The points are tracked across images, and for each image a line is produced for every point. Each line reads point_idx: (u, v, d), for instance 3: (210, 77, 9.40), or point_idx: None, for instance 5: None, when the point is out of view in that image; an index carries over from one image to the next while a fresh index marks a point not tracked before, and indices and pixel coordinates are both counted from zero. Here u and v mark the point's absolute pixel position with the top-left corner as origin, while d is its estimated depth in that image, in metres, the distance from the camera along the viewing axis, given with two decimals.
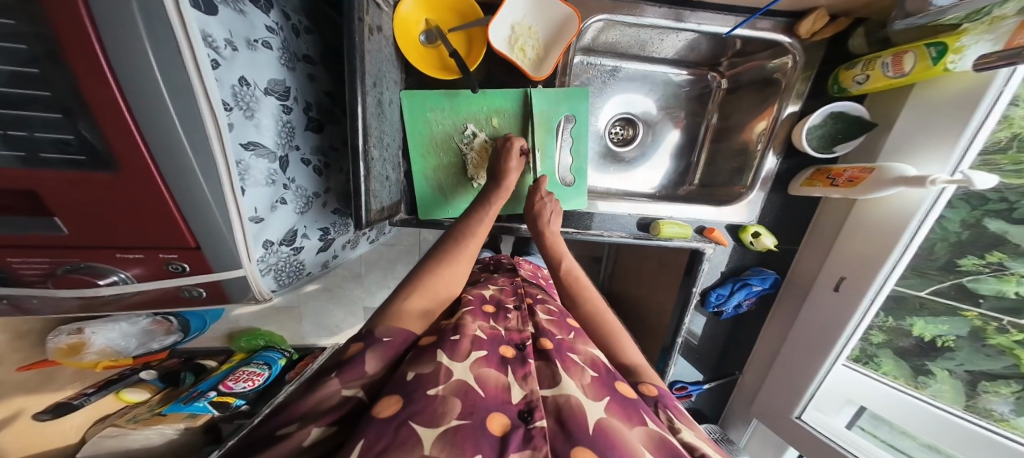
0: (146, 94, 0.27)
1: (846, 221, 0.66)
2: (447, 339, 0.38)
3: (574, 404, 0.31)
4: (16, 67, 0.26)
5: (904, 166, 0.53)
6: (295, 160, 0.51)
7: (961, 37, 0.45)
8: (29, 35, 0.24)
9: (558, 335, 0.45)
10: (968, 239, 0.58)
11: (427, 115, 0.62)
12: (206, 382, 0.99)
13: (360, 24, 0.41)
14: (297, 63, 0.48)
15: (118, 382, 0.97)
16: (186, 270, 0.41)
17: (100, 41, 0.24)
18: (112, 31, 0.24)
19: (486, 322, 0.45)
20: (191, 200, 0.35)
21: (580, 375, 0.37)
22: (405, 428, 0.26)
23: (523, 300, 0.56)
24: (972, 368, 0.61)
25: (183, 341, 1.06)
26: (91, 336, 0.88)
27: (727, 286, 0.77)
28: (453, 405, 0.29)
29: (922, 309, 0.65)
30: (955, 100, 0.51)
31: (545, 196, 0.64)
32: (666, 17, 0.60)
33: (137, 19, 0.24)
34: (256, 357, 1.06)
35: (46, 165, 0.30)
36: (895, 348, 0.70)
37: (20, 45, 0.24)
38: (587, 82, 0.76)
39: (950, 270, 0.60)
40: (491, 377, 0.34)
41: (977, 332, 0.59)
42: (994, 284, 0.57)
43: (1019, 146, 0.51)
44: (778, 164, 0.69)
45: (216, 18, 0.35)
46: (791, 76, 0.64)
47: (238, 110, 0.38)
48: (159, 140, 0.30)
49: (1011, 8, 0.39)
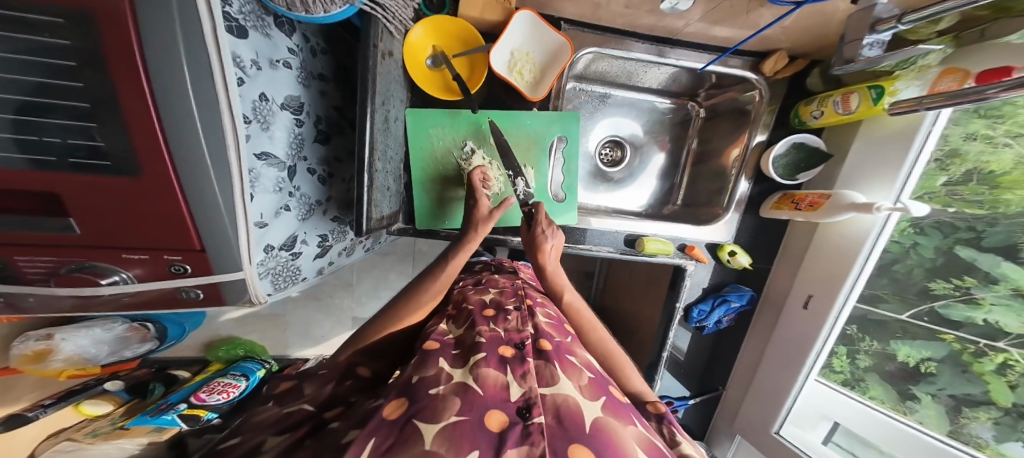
0: (176, 106, 0.30)
1: (809, 244, 0.72)
2: (449, 351, 0.42)
3: (572, 404, 0.34)
4: (60, 80, 0.28)
5: (855, 194, 0.60)
6: (302, 170, 0.53)
7: (895, 82, 0.52)
8: (76, 53, 0.27)
9: (557, 337, 0.48)
10: (943, 265, 0.63)
11: (430, 131, 0.66)
12: (178, 394, 0.96)
13: (375, 49, 0.46)
14: (312, 80, 0.52)
15: (79, 393, 0.93)
16: (188, 271, 0.43)
17: (143, 58, 0.27)
18: (157, 48, 0.27)
19: (487, 326, 0.48)
20: (203, 204, 0.37)
21: (578, 376, 0.39)
22: (410, 425, 0.28)
23: (523, 301, 0.58)
24: (954, 393, 0.64)
25: (157, 349, 1.04)
26: (60, 343, 0.86)
27: (709, 302, 0.80)
28: (452, 403, 0.31)
29: (903, 333, 0.69)
30: (899, 134, 0.57)
31: (545, 230, 0.61)
32: (649, 52, 0.67)
33: (179, 38, 0.28)
34: (234, 368, 1.03)
35: (56, 167, 0.31)
36: (882, 372, 0.73)
37: (69, 62, 0.27)
38: (579, 106, 0.81)
39: (926, 294, 0.65)
40: (491, 377, 0.36)
41: (956, 355, 0.63)
42: (966, 310, 0.61)
43: (979, 179, 0.59)
44: (750, 188, 0.75)
45: (246, 41, 0.38)
46: (759, 108, 0.71)
47: (255, 123, 0.41)
48: (182, 148, 0.32)
49: (935, 59, 0.49)
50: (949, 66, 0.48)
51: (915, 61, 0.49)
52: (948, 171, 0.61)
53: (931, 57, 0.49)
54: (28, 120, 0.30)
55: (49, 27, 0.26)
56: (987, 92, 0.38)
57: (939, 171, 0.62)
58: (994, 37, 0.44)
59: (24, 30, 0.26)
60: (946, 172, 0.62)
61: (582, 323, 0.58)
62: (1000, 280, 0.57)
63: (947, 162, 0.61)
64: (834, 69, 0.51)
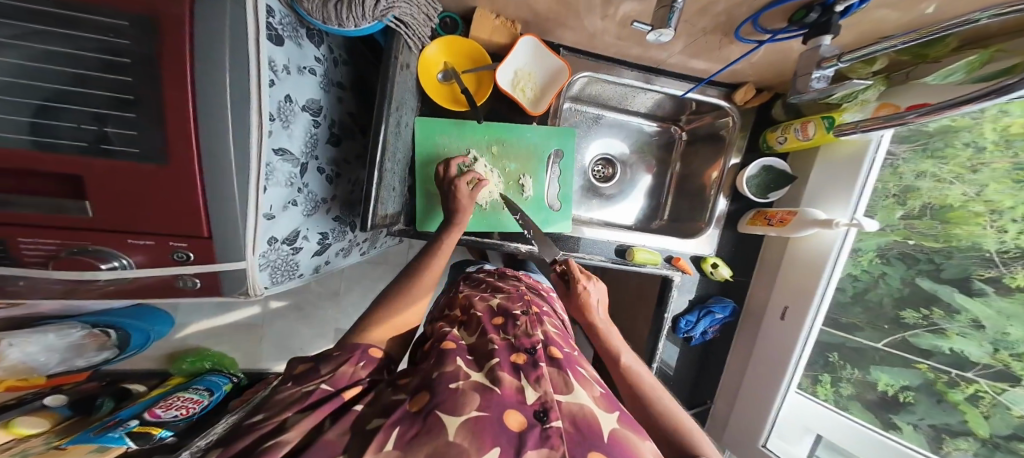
0: (212, 98, 0.36)
1: (782, 260, 0.77)
2: (464, 354, 0.44)
3: (586, 412, 0.36)
4: (113, 75, 0.33)
5: (815, 211, 0.67)
6: (312, 168, 0.55)
7: (844, 114, 0.60)
8: (133, 52, 0.32)
9: (566, 349, 0.51)
10: (909, 294, 0.69)
11: (437, 137, 0.69)
12: (130, 409, 0.83)
13: (396, 61, 0.50)
14: (331, 87, 0.57)
15: (12, 409, 0.78)
16: (190, 259, 0.42)
17: (192, 51, 0.34)
18: (204, 43, 0.34)
19: (498, 335, 0.50)
20: (218, 188, 0.39)
21: (591, 387, 0.41)
22: (432, 416, 0.31)
23: (530, 307, 0.61)
24: (933, 423, 0.68)
25: (113, 360, 0.98)
26: (7, 349, 0.79)
27: (695, 313, 0.83)
28: (472, 399, 0.33)
29: (881, 360, 0.74)
30: (850, 160, 0.65)
31: (586, 285, 0.64)
32: (638, 79, 0.75)
33: (226, 33, 0.34)
34: (195, 383, 0.97)
35: (62, 151, 0.33)
36: (863, 401, 0.77)
37: (123, 59, 0.33)
38: (574, 125, 0.87)
39: (900, 323, 0.71)
40: (507, 380, 0.38)
41: (931, 384, 0.68)
42: (934, 339, 0.66)
43: (930, 214, 0.67)
44: (728, 206, 0.81)
45: (281, 49, 0.44)
46: (732, 134, 0.78)
47: (278, 120, 0.45)
48: (211, 134, 0.37)
49: (871, 95, 0.56)
50: (884, 102, 0.56)
51: (857, 96, 0.56)
52: (905, 205, 0.69)
53: (870, 94, 0.56)
54: (77, 109, 0.33)
55: (108, 30, 0.31)
56: (907, 117, 0.44)
57: (896, 205, 0.70)
58: (914, 78, 0.52)
59: (87, 30, 0.31)
60: (903, 206, 0.70)
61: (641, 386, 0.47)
62: (960, 311, 0.63)
63: (904, 198, 0.69)
64: (794, 97, 0.54)
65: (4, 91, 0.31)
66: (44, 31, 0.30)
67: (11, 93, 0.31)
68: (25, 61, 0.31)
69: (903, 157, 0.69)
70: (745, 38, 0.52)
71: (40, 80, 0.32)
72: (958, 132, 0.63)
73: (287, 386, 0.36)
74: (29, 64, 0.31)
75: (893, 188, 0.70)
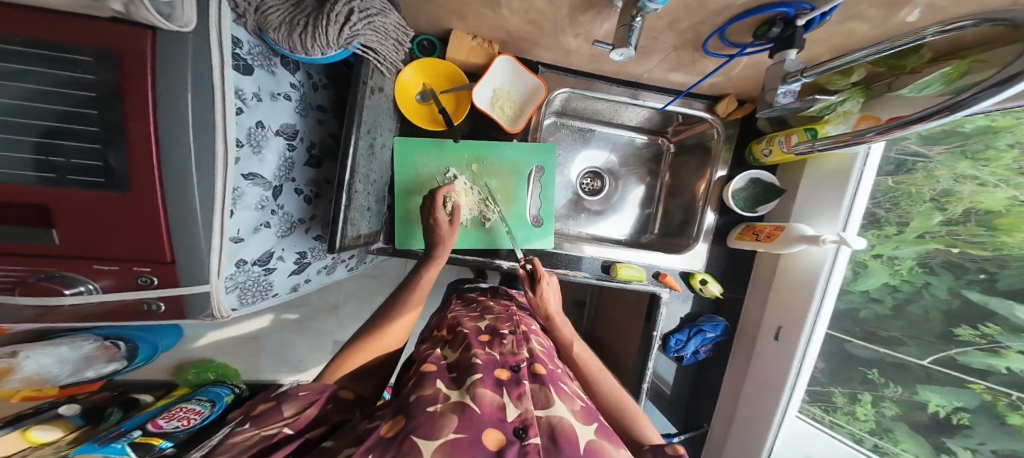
0: (175, 127, 0.37)
1: (774, 275, 0.73)
2: (445, 374, 0.43)
3: (565, 426, 0.35)
4: (77, 108, 0.34)
5: (802, 226, 0.64)
6: (288, 190, 0.57)
7: (825, 126, 0.56)
8: (98, 85, 0.34)
9: (551, 366, 0.49)
10: (958, 308, 0.60)
11: (416, 158, 0.69)
12: (135, 419, 0.84)
13: (365, 86, 0.51)
14: (310, 111, 0.59)
15: (28, 418, 0.81)
16: (154, 283, 0.43)
17: (155, 82, 0.35)
18: (165, 76, 0.35)
19: (483, 350, 0.49)
20: (180, 214, 0.40)
21: (571, 401, 0.40)
22: (407, 441, 0.29)
23: (518, 326, 0.59)
24: (996, 449, 0.58)
25: (122, 371, 0.98)
26: (23, 361, 0.83)
27: (685, 331, 0.79)
28: (450, 421, 0.32)
29: (930, 379, 0.64)
30: (836, 173, 0.62)
31: (546, 279, 0.63)
32: (622, 94, 0.74)
33: (188, 65, 0.36)
34: (199, 393, 0.97)
35: (34, 182, 0.34)
36: (911, 423, 0.68)
37: (87, 92, 0.34)
38: (559, 139, 0.87)
39: (950, 338, 0.61)
40: (487, 396, 0.37)
41: (989, 406, 0.58)
42: (986, 357, 0.58)
43: (975, 219, 0.59)
44: (716, 219, 0.78)
45: (250, 77, 0.45)
46: (717, 146, 0.76)
47: (247, 146, 0.46)
48: (174, 163, 0.38)
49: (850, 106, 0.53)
50: (866, 114, 0.53)
51: (835, 108, 0.54)
52: (945, 209, 0.62)
53: (848, 105, 0.53)
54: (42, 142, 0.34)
55: (80, 66, 0.33)
56: (863, 137, 0.44)
57: (935, 210, 0.63)
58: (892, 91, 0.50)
59: (61, 66, 0.33)
60: (943, 211, 0.62)
61: (592, 376, 0.54)
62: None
63: (944, 202, 0.62)
64: (762, 112, 0.52)
65: (5, 131, 0.33)
66: (27, 70, 0.32)
67: (12, 132, 0.33)
68: (19, 100, 0.33)
69: (937, 160, 0.63)
70: (714, 53, 0.51)
71: (30, 118, 0.33)
72: (999, 132, 0.55)
73: (242, 428, 0.35)
74: (22, 103, 0.33)
75: (929, 193, 0.64)
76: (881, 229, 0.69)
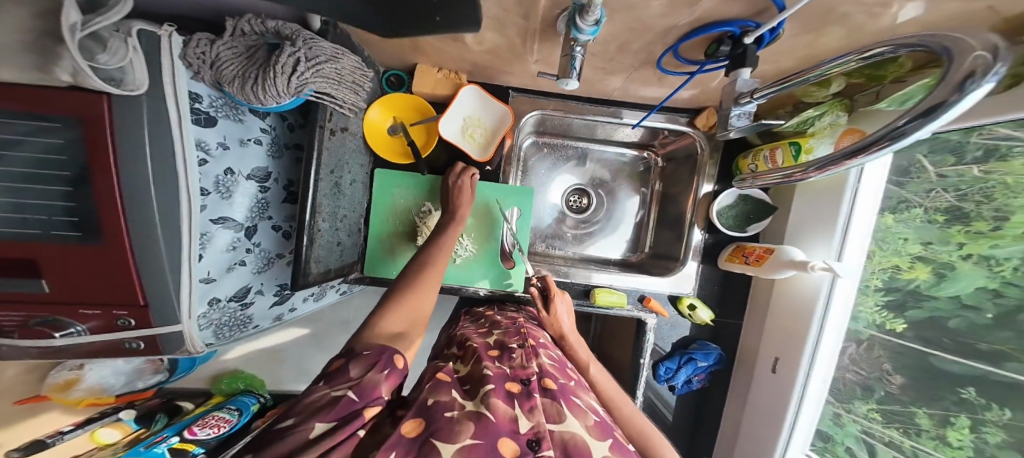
0: (138, 185, 0.39)
1: (771, 301, 0.67)
2: (460, 386, 0.42)
3: (581, 443, 0.33)
4: (58, 171, 0.37)
5: (793, 249, 0.59)
6: (263, 228, 0.60)
7: (809, 139, 0.51)
8: (67, 148, 0.36)
9: (562, 378, 0.46)
10: None
11: (393, 189, 0.72)
12: (175, 425, 0.84)
13: (322, 128, 0.53)
14: (284, 151, 0.62)
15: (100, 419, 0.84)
16: (133, 324, 0.47)
17: (115, 144, 0.37)
18: (126, 140, 0.38)
19: (492, 363, 0.47)
20: (147, 262, 0.43)
21: (584, 416, 0.38)
22: (428, 444, 0.30)
23: (527, 340, 0.54)
24: None
25: (170, 380, 0.99)
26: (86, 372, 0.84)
27: (674, 359, 0.72)
28: (468, 427, 0.33)
29: None
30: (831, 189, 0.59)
31: (557, 295, 0.63)
32: (602, 114, 0.72)
33: (144, 126, 0.39)
34: (228, 402, 0.94)
35: (26, 237, 0.38)
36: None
37: (61, 156, 0.36)
38: (540, 159, 0.85)
39: None
40: (501, 407, 0.36)
41: None
42: None
43: None
44: (705, 238, 0.73)
45: (215, 128, 0.49)
46: (702, 158, 0.71)
47: (214, 194, 0.50)
48: (137, 216, 0.40)
49: (827, 120, 0.49)
50: (852, 127, 0.48)
51: (813, 122, 0.50)
52: None
53: (827, 120, 0.49)
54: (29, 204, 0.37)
55: (54, 131, 0.36)
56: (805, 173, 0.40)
57: None
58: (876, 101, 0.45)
59: (45, 134, 0.35)
60: None
61: (606, 390, 0.51)
62: None
63: None
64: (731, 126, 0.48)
65: (33, 196, 0.37)
66: (23, 141, 0.35)
67: (43, 198, 0.37)
68: (32, 169, 0.36)
69: None
70: (674, 71, 0.48)
71: (45, 184, 0.37)
72: None
73: (318, 385, 0.33)
74: (36, 171, 0.36)
75: None
76: (968, 225, 0.48)
